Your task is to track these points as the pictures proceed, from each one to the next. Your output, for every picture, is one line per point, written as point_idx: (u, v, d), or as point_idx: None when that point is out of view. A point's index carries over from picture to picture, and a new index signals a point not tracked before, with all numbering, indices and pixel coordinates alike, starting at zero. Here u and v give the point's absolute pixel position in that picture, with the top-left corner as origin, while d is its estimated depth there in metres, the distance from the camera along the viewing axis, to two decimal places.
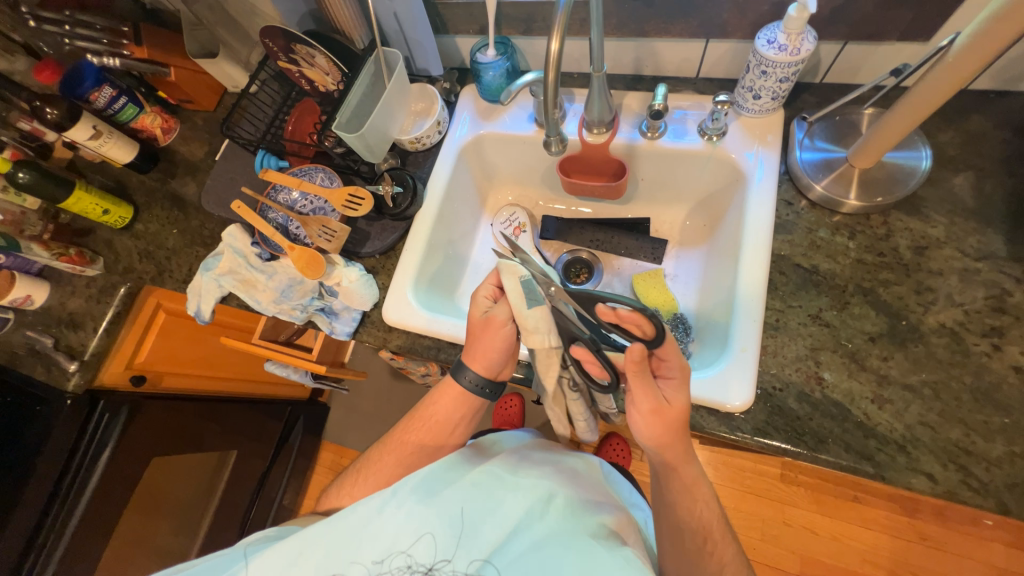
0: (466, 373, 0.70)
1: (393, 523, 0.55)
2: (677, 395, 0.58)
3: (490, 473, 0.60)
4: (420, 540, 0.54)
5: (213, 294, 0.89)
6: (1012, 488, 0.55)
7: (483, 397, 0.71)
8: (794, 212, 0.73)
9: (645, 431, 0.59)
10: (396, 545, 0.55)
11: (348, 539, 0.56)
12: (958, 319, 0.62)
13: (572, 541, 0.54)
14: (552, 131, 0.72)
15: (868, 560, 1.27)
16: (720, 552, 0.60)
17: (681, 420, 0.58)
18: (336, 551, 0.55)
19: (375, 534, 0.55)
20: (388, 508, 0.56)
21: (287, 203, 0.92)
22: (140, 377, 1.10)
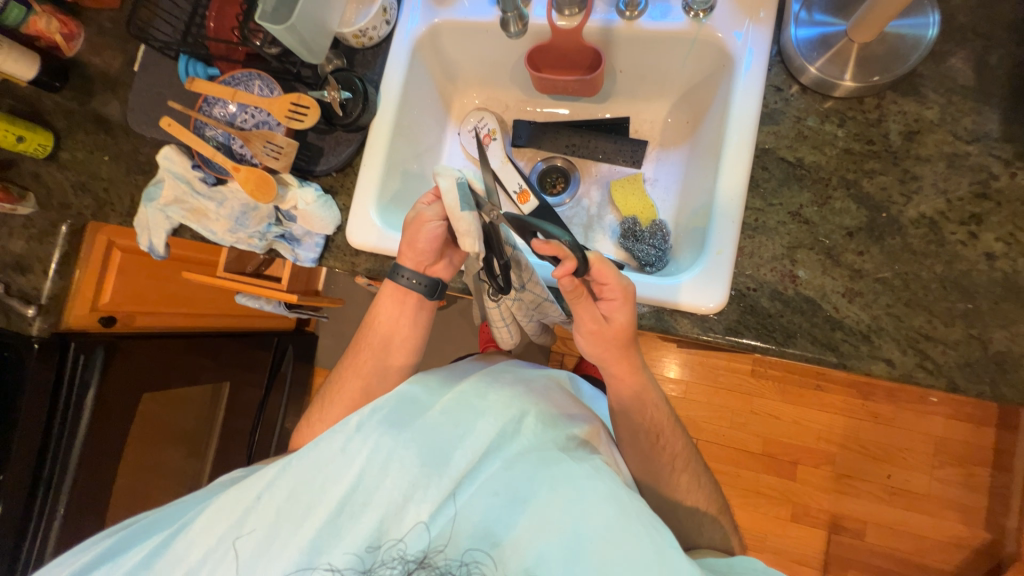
0: (402, 273, 0.69)
1: (356, 459, 0.51)
2: (617, 316, 0.60)
3: (457, 399, 0.56)
4: (387, 474, 0.50)
5: (162, 228, 0.83)
6: (963, 368, 0.57)
7: (418, 293, 0.70)
8: (782, 99, 0.67)
9: (588, 347, 0.63)
10: (360, 481, 0.50)
11: (310, 479, 0.51)
12: (939, 208, 0.60)
13: (546, 458, 0.51)
14: (510, 5, 0.69)
15: (824, 438, 1.41)
16: (671, 443, 0.66)
17: (619, 338, 0.62)
18: (297, 492, 0.50)
19: (337, 472, 0.51)
20: (351, 443, 0.52)
21: (225, 118, 0.81)
22: (110, 317, 1.09)
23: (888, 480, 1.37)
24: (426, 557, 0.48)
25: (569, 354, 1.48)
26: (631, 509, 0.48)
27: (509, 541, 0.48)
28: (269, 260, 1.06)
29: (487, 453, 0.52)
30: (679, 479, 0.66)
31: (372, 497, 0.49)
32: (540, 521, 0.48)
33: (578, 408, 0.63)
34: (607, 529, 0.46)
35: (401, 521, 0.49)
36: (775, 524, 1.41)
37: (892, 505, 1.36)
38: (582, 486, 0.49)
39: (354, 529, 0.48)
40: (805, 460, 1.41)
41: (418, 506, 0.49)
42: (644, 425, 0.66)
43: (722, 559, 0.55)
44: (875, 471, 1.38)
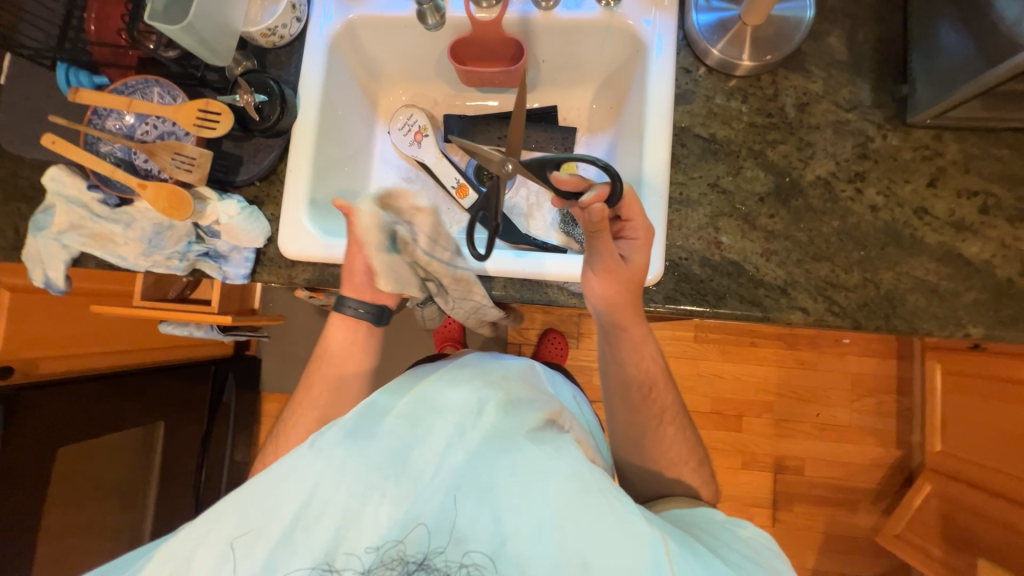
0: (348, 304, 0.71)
1: (308, 472, 0.47)
2: (636, 256, 0.60)
3: (413, 398, 0.53)
4: (341, 483, 0.46)
5: (60, 259, 0.74)
6: (863, 307, 0.65)
7: (365, 321, 0.72)
8: (692, 80, 0.72)
9: (601, 292, 0.61)
10: (313, 494, 0.46)
11: (257, 502, 0.46)
12: (831, 169, 0.68)
13: (506, 443, 0.49)
14: None
15: (761, 389, 1.54)
16: (662, 399, 0.68)
17: (634, 281, 0.61)
18: (240, 519, 0.46)
19: (286, 489, 0.46)
20: (300, 459, 0.48)
21: (122, 131, 0.73)
22: (6, 368, 0.94)
23: (818, 418, 1.53)
24: (427, 559, 0.44)
25: (525, 343, 1.50)
26: (592, 482, 0.47)
27: (474, 533, 0.45)
28: (194, 282, 0.97)
29: (446, 446, 0.49)
30: (665, 432, 0.68)
31: (325, 509, 0.46)
32: (507, 507, 0.46)
33: (538, 392, 0.62)
34: (569, 505, 0.45)
35: (360, 528, 0.45)
36: (729, 474, 1.53)
37: (822, 440, 1.53)
38: (542, 467, 0.48)
39: (309, 545, 0.45)
40: (748, 411, 1.54)
41: (378, 508, 0.46)
42: (638, 377, 0.67)
43: (685, 510, 0.60)
44: (807, 412, 1.53)
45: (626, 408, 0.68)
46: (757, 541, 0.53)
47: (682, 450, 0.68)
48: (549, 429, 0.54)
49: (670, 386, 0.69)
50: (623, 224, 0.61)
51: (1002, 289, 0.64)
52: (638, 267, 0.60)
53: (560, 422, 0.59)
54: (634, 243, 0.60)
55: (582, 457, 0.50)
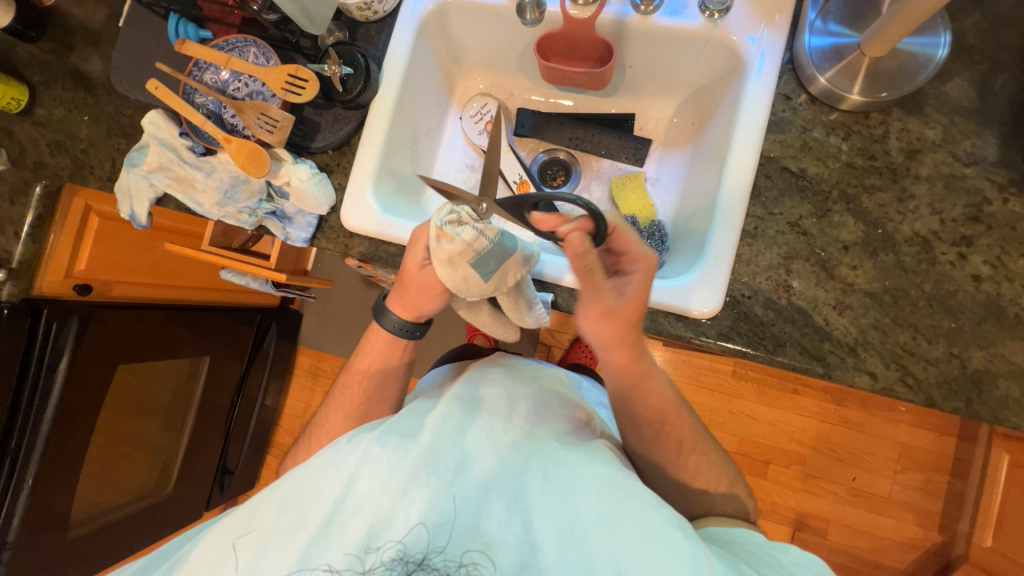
0: (388, 315, 0.71)
1: (345, 466, 0.48)
2: (632, 292, 0.57)
3: (454, 401, 0.55)
4: (377, 478, 0.47)
5: (145, 196, 0.79)
6: (942, 385, 0.59)
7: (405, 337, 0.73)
8: (790, 108, 0.67)
9: (597, 329, 0.59)
10: (349, 490, 0.47)
11: (299, 495, 0.48)
12: (933, 228, 0.61)
13: (537, 452, 0.51)
14: None
15: (795, 440, 1.45)
16: (677, 430, 0.64)
17: (632, 318, 0.58)
18: (285, 511, 0.47)
19: (327, 482, 0.48)
20: (339, 454, 0.50)
21: (216, 85, 0.77)
22: (85, 287, 1.04)
23: (852, 482, 1.43)
24: (427, 558, 0.44)
25: (555, 346, 1.49)
26: (628, 491, 0.48)
27: (501, 540, 0.45)
28: (256, 236, 1.02)
29: (478, 448, 0.51)
30: (689, 461, 0.65)
31: (361, 505, 0.46)
32: (537, 514, 0.47)
33: (566, 398, 0.64)
34: (602, 516, 0.46)
35: (392, 523, 0.46)
36: None
37: (854, 506, 1.42)
38: (572, 475, 0.49)
39: (343, 540, 0.45)
40: (777, 459, 1.46)
41: (409, 505, 0.46)
42: (648, 415, 0.64)
43: (723, 529, 0.58)
44: (841, 473, 1.43)
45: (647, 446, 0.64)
46: (799, 566, 0.51)
47: (720, 479, 0.65)
48: (576, 438, 0.56)
49: (684, 413, 0.65)
50: (621, 257, 0.59)
51: None
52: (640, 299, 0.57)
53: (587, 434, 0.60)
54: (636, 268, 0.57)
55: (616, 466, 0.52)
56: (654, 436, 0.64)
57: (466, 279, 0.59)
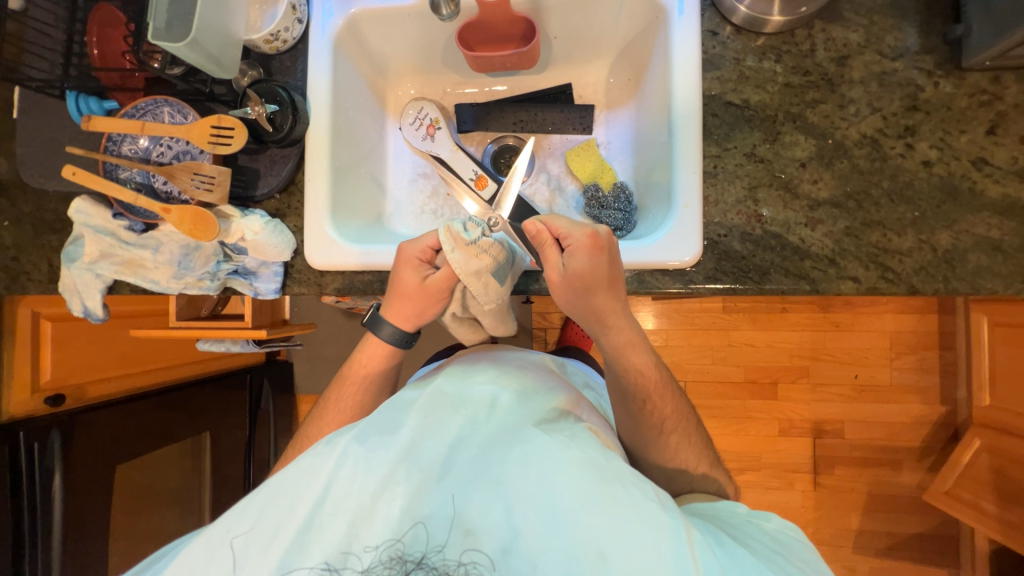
0: (383, 325, 0.70)
1: (324, 468, 0.48)
2: (574, 263, 0.58)
3: (438, 395, 0.55)
4: (356, 479, 0.48)
5: (95, 288, 0.75)
6: (920, 272, 0.61)
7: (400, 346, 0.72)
8: (719, 43, 0.67)
9: (566, 300, 0.61)
10: (329, 491, 0.47)
11: (277, 498, 0.48)
12: (878, 126, 0.63)
13: (518, 435, 0.50)
14: None
15: (796, 355, 1.51)
16: (660, 410, 0.68)
17: (587, 283, 0.59)
18: (263, 518, 0.47)
19: (308, 484, 0.48)
20: (319, 456, 0.50)
21: (138, 154, 0.73)
22: (57, 396, 0.97)
23: (855, 379, 1.50)
24: (426, 557, 0.44)
25: (550, 327, 1.50)
26: (608, 471, 0.48)
27: (484, 527, 0.45)
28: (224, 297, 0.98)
29: (459, 435, 0.51)
30: (668, 441, 0.70)
31: (341, 506, 0.47)
32: (518, 498, 0.46)
33: (552, 385, 0.64)
34: (580, 494, 0.46)
35: (372, 523, 0.46)
36: (766, 441, 1.52)
37: (861, 401, 1.50)
38: (554, 455, 0.48)
39: (323, 542, 0.45)
40: (783, 377, 1.52)
41: (389, 502, 0.46)
42: (632, 389, 0.67)
43: (710, 505, 0.62)
44: (844, 374, 1.50)
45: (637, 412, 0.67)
46: (782, 533, 0.55)
47: (697, 460, 0.72)
48: (562, 420, 0.56)
49: (668, 393, 0.69)
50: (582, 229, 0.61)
51: None
52: (586, 276, 0.58)
53: (573, 415, 0.60)
54: (574, 246, 0.58)
55: (596, 445, 0.51)
56: (650, 404, 0.67)
57: (487, 283, 0.63)
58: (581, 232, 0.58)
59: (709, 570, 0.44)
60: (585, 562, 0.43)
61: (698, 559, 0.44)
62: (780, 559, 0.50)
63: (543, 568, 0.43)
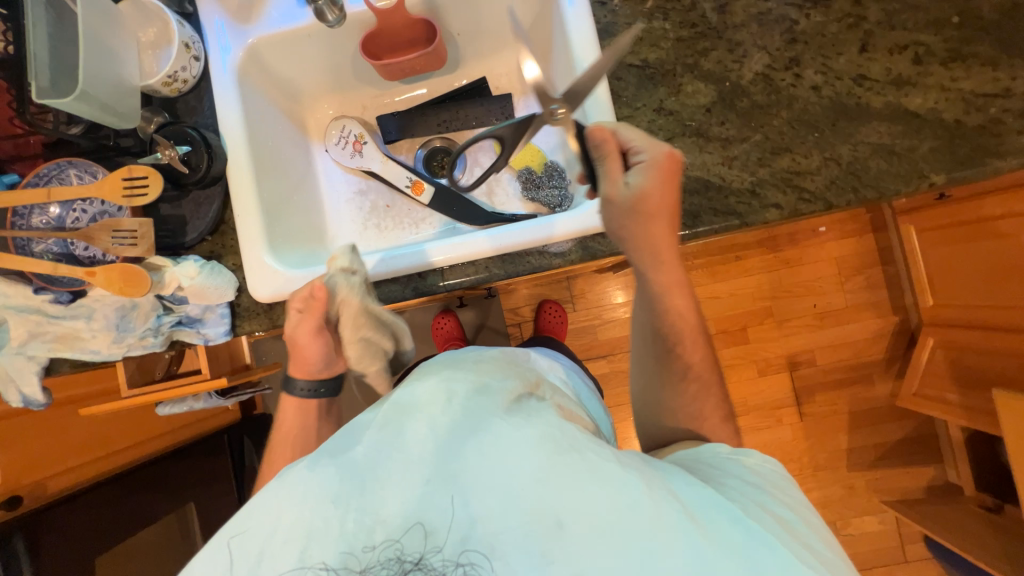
0: (295, 383, 0.67)
1: (275, 500, 0.45)
2: (651, 182, 0.58)
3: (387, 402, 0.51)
4: (303, 504, 0.44)
5: (30, 371, 0.71)
6: (831, 187, 0.66)
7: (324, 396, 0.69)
8: (609, 12, 0.71)
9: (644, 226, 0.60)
10: (279, 525, 0.44)
11: (239, 550, 0.44)
12: (766, 63, 0.68)
13: (471, 422, 0.48)
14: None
15: (757, 297, 1.58)
16: (688, 355, 0.66)
17: (662, 207, 0.60)
18: (233, 566, 0.43)
19: (260, 519, 0.45)
20: (271, 493, 0.46)
21: (51, 224, 0.69)
22: (15, 498, 0.87)
23: (815, 309, 1.58)
24: (424, 557, 0.42)
25: (523, 320, 1.51)
26: (569, 442, 0.45)
27: (443, 527, 0.42)
28: (177, 356, 0.94)
29: (409, 435, 0.48)
30: (685, 387, 0.65)
31: (293, 534, 0.43)
32: (473, 489, 0.43)
33: (509, 368, 0.61)
34: (541, 471, 0.43)
35: (327, 544, 0.42)
36: (748, 385, 1.58)
37: (825, 327, 1.58)
38: (513, 437, 0.46)
39: (282, 573, 0.42)
40: (751, 321, 1.58)
41: (342, 520, 0.43)
42: (669, 329, 0.65)
43: (691, 450, 0.59)
44: (804, 306, 1.58)
45: (655, 360, 0.66)
46: (761, 466, 0.54)
47: (712, 409, 0.65)
48: (521, 400, 0.53)
49: (699, 339, 0.66)
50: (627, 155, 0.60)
51: (952, 131, 0.65)
52: (655, 195, 0.58)
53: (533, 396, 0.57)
54: (652, 164, 0.59)
55: (554, 420, 0.49)
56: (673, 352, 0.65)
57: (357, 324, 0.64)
58: (660, 150, 0.58)
59: (677, 515, 0.42)
60: (541, 533, 0.42)
61: (660, 504, 0.43)
62: (752, 490, 0.50)
63: (508, 554, 0.41)
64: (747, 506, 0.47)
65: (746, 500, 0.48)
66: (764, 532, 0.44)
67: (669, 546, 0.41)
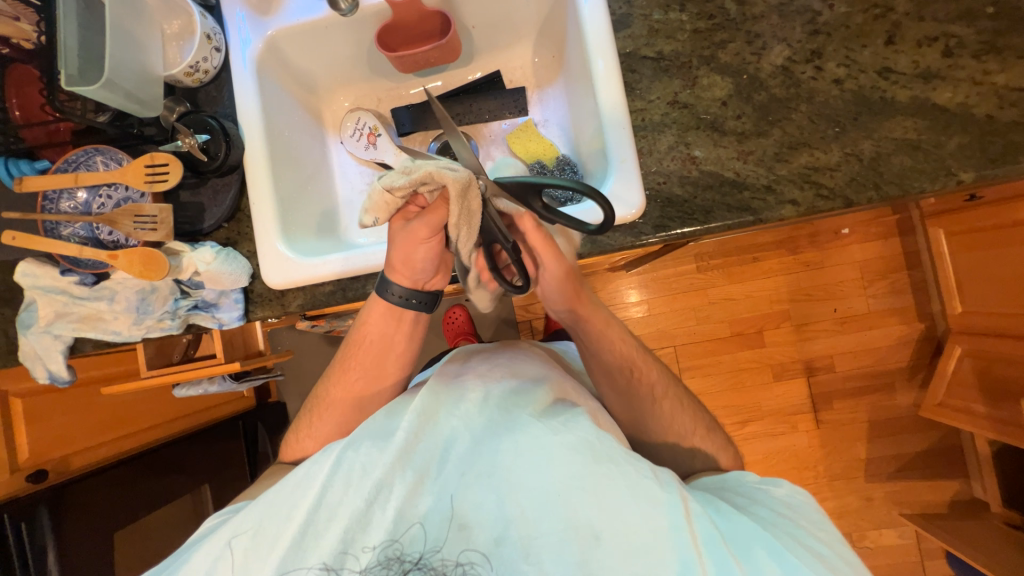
0: (392, 287, 0.65)
1: (318, 475, 0.53)
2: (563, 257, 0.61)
3: (430, 394, 0.57)
4: (346, 486, 0.52)
5: (55, 350, 0.73)
6: (851, 183, 0.64)
7: (416, 310, 0.67)
8: (625, 3, 0.70)
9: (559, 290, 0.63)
10: (320, 500, 0.51)
11: (273, 510, 0.52)
12: (787, 55, 0.66)
13: (513, 425, 0.53)
14: None
15: (775, 301, 1.54)
16: (647, 376, 0.68)
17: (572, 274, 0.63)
18: (262, 527, 0.52)
19: (303, 493, 0.52)
20: (314, 465, 0.54)
21: (78, 208, 0.72)
22: (40, 472, 0.92)
23: (836, 313, 1.53)
24: (424, 557, 0.49)
25: (534, 317, 1.50)
26: (602, 453, 0.50)
27: (477, 520, 0.49)
28: (195, 341, 0.98)
29: (454, 434, 0.54)
30: (677, 406, 0.69)
31: (334, 511, 0.51)
32: (512, 491, 0.49)
33: (544, 370, 0.64)
34: (572, 480, 0.49)
35: (369, 527, 0.50)
36: (762, 389, 1.55)
37: (845, 333, 1.53)
38: (547, 443, 0.51)
39: (320, 546, 0.50)
40: (768, 325, 1.54)
41: (385, 504, 0.51)
42: (618, 362, 0.67)
43: (717, 477, 0.63)
44: (824, 310, 1.53)
45: (612, 391, 0.67)
46: (791, 498, 0.58)
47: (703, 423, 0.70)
48: (559, 404, 0.57)
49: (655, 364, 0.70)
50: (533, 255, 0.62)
51: (982, 127, 0.62)
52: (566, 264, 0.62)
53: (567, 398, 0.60)
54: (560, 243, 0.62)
55: (592, 426, 0.53)
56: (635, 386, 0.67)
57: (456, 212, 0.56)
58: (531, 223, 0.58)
59: (708, 538, 0.47)
60: (577, 545, 0.47)
61: (694, 529, 0.48)
62: (787, 524, 0.53)
63: (537, 552, 0.48)
64: (787, 541, 0.50)
65: (775, 529, 0.51)
66: (797, 565, 0.47)
67: (699, 568, 0.46)
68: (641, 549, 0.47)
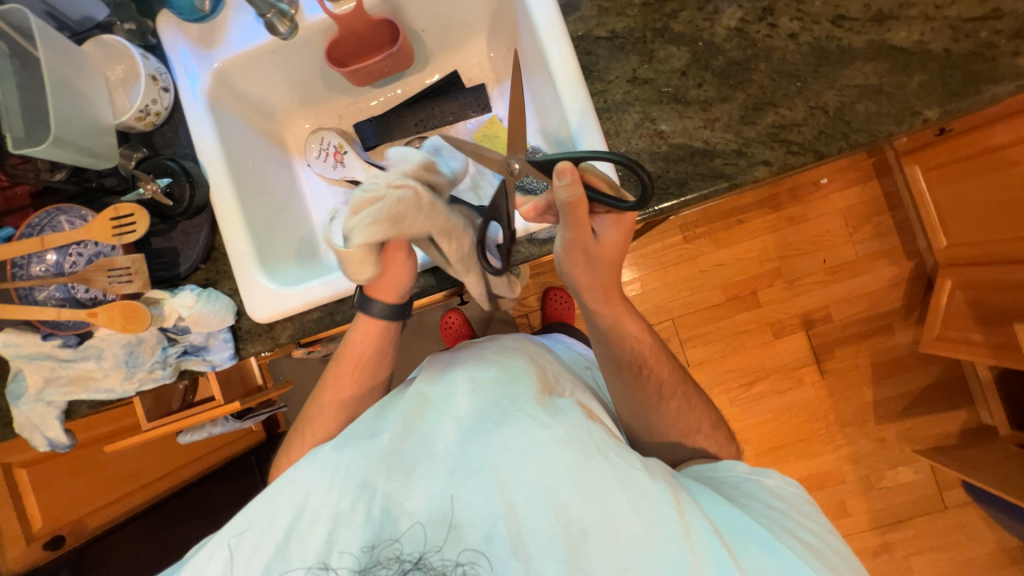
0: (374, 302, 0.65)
1: (302, 483, 0.52)
2: (607, 233, 0.56)
3: (418, 394, 0.58)
4: (329, 489, 0.51)
5: (51, 417, 0.72)
6: (820, 136, 0.64)
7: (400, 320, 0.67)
8: None
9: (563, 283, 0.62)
10: (304, 505, 0.51)
11: (256, 515, 0.52)
12: (739, 16, 0.66)
13: (502, 419, 0.53)
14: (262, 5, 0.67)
15: (765, 260, 1.55)
16: (647, 367, 0.66)
17: (612, 257, 0.58)
18: (244, 533, 0.51)
19: (286, 500, 0.52)
20: (300, 472, 0.53)
21: (50, 271, 0.71)
22: (57, 538, 0.96)
23: (825, 264, 1.54)
24: (424, 557, 0.48)
25: (530, 310, 1.49)
26: (593, 444, 0.51)
27: (467, 520, 0.49)
28: (192, 385, 0.97)
29: (443, 429, 0.54)
30: (680, 382, 0.69)
31: (317, 515, 0.51)
32: (501, 484, 0.49)
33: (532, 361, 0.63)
34: (563, 472, 0.49)
35: (352, 529, 0.50)
36: (764, 348, 1.56)
37: (837, 281, 1.54)
38: (537, 438, 0.51)
39: (305, 551, 0.50)
40: (760, 285, 1.55)
41: (371, 506, 0.50)
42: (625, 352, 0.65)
43: (709, 466, 0.65)
44: (813, 262, 1.54)
45: (610, 378, 0.67)
46: (783, 488, 0.60)
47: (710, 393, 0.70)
48: (548, 398, 0.57)
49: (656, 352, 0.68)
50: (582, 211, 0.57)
51: (943, 63, 0.62)
52: (608, 241, 0.56)
53: (556, 391, 0.60)
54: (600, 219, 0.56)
55: (583, 420, 0.54)
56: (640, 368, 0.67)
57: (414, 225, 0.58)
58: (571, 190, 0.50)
59: (700, 532, 0.48)
60: (568, 536, 0.47)
61: (687, 521, 0.48)
62: (779, 516, 0.55)
63: (527, 545, 0.47)
64: (779, 533, 0.52)
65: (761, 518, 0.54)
66: (787, 553, 0.49)
67: (690, 559, 0.46)
68: (633, 540, 0.47)
